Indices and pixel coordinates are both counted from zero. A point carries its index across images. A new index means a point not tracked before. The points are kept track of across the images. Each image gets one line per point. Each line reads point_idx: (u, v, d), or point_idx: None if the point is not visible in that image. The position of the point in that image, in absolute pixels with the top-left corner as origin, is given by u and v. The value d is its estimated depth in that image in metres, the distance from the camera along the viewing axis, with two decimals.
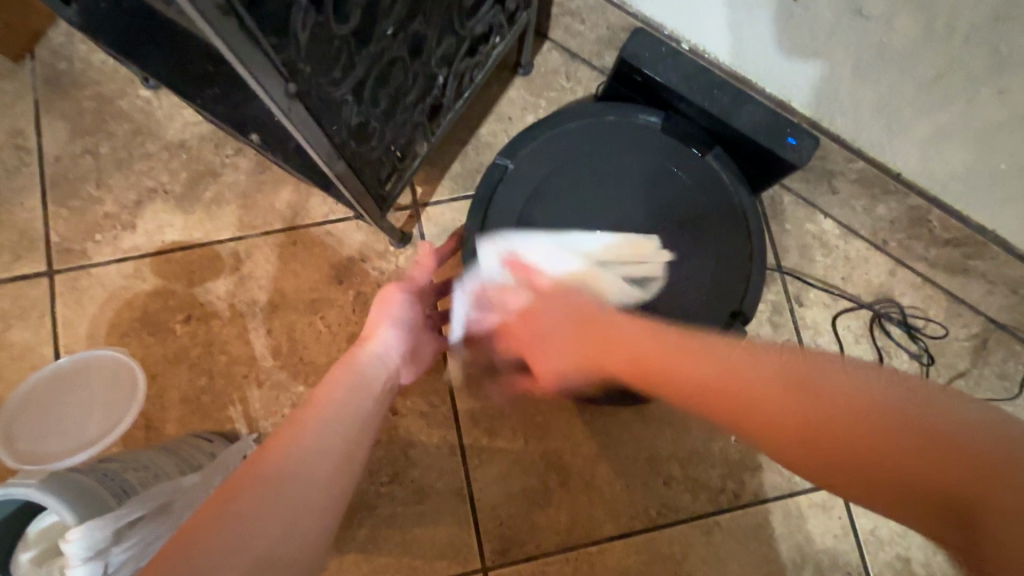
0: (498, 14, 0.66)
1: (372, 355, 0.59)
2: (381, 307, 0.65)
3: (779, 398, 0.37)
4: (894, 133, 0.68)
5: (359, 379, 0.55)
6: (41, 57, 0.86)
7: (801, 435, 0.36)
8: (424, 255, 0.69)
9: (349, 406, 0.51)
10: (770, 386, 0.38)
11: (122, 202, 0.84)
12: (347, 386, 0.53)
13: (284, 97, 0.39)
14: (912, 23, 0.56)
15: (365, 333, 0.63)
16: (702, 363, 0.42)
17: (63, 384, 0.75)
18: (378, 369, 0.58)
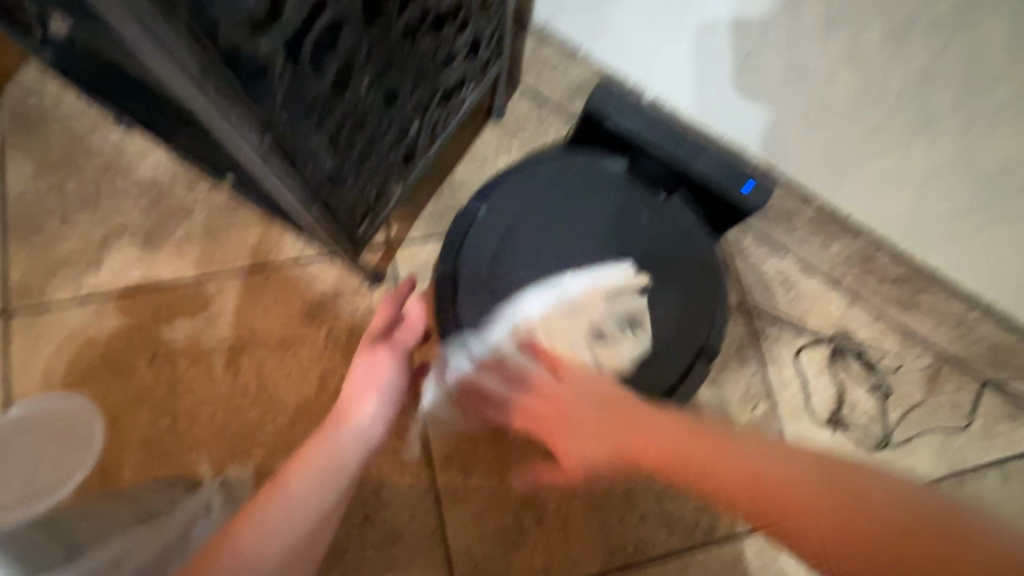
0: (470, 64, 0.69)
1: (352, 438, 0.56)
2: (369, 374, 0.58)
3: (831, 503, 0.42)
4: (842, 178, 0.74)
5: (330, 468, 0.54)
6: (10, 94, 0.85)
7: (857, 542, 0.40)
8: (415, 315, 0.61)
9: (312, 500, 0.52)
10: (809, 489, 0.43)
11: (87, 239, 0.83)
12: (315, 475, 0.53)
13: (259, 149, 0.40)
14: (848, 84, 0.61)
15: (349, 402, 0.58)
16: (734, 460, 0.47)
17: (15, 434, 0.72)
18: (355, 451, 0.56)
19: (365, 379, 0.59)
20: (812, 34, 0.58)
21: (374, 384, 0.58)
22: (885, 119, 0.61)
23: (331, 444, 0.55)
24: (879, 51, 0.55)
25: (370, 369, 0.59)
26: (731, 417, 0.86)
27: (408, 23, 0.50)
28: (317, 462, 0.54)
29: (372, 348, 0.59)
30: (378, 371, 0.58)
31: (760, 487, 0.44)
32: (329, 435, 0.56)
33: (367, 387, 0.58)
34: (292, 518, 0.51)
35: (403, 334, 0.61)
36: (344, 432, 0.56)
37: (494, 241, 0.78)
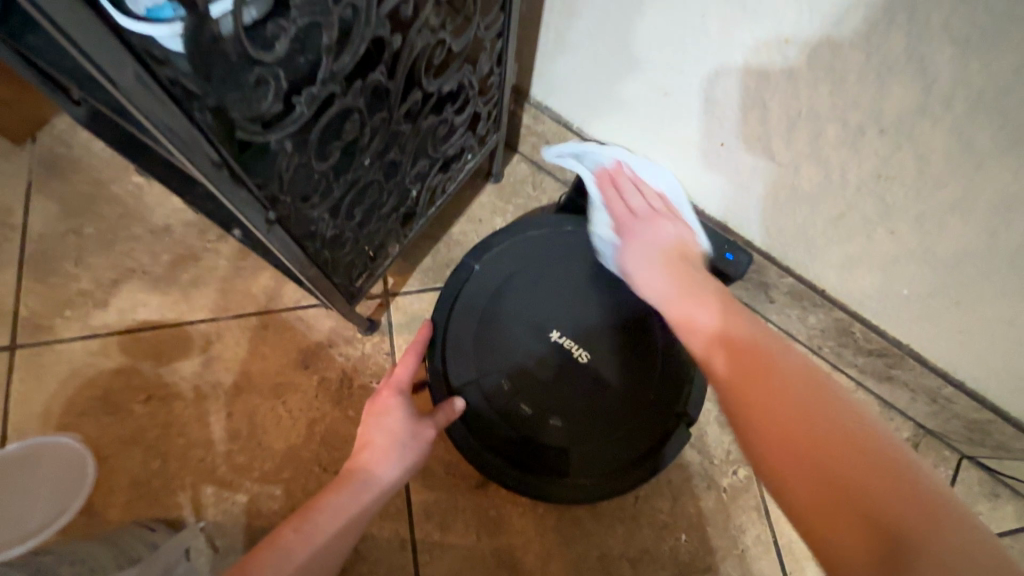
0: (468, 138, 0.75)
1: (377, 487, 0.61)
2: (401, 430, 0.65)
3: (805, 411, 0.46)
4: (813, 256, 0.79)
5: (351, 512, 0.58)
6: (43, 142, 0.92)
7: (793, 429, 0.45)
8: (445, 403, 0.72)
9: (326, 539, 0.56)
10: (806, 406, 0.46)
11: (99, 281, 0.87)
12: (342, 514, 0.58)
13: (264, 224, 0.44)
14: (814, 173, 0.66)
15: (368, 452, 0.63)
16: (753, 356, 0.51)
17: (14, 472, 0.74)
18: (371, 498, 0.61)
19: (396, 437, 0.65)
20: (780, 130, 0.65)
21: (408, 442, 0.65)
22: (849, 205, 0.67)
23: (358, 491, 0.60)
24: (840, 149, 0.61)
25: (404, 423, 0.66)
26: (712, 482, 0.86)
27: (409, 108, 0.55)
28: (342, 504, 0.59)
29: (396, 400, 0.67)
30: (413, 429, 0.66)
31: (802, 398, 0.46)
32: (356, 483, 0.60)
33: (395, 442, 0.64)
34: (309, 551, 0.54)
35: (439, 412, 0.70)
36: (370, 482, 0.61)
37: (483, 299, 0.81)
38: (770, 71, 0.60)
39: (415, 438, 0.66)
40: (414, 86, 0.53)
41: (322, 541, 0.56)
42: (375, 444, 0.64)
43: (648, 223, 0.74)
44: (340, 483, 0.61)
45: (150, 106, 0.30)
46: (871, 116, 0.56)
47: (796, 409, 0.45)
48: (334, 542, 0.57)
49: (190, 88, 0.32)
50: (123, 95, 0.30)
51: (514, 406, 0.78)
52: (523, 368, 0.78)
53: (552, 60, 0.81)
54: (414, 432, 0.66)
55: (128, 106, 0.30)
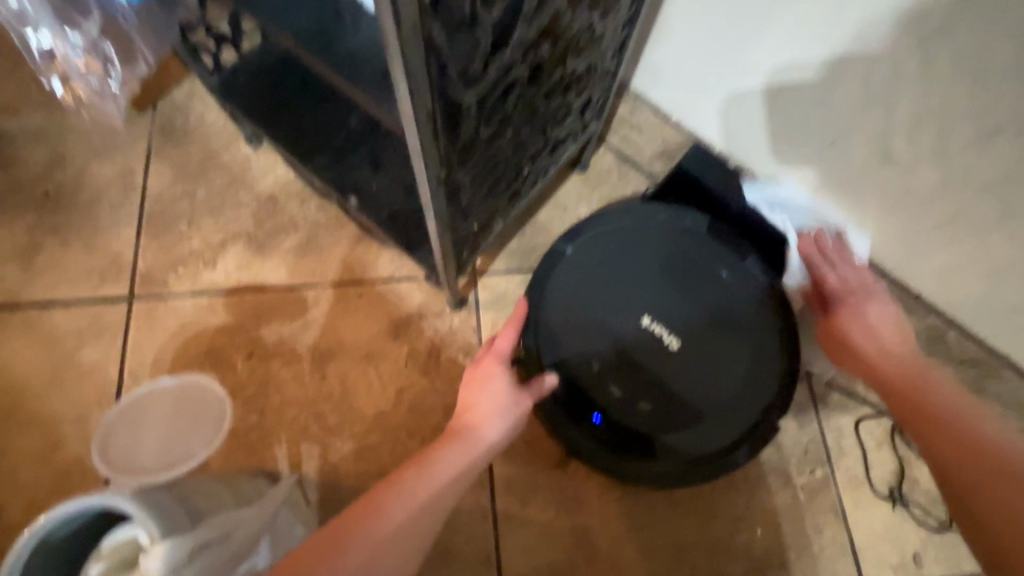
0: (577, 123, 0.77)
1: (483, 446, 0.63)
2: (502, 395, 0.67)
3: (943, 434, 0.61)
4: (914, 260, 0.79)
5: (462, 466, 0.60)
6: (162, 110, 0.97)
7: (951, 445, 0.60)
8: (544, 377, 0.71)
9: (441, 491, 0.58)
10: (959, 441, 0.59)
11: (207, 242, 0.92)
12: (453, 469, 0.60)
13: (435, 182, 0.47)
14: (934, 173, 0.67)
15: (474, 413, 0.65)
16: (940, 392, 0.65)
17: (140, 412, 0.82)
18: (478, 456, 0.62)
19: (497, 402, 0.66)
20: (903, 126, 0.66)
21: (509, 407, 0.67)
22: (968, 207, 0.67)
23: (467, 447, 0.62)
24: (966, 149, 0.62)
25: (506, 390, 0.67)
26: (789, 480, 0.86)
27: (551, 85, 0.58)
28: (453, 459, 0.61)
29: (495, 364, 0.68)
30: (513, 396, 0.67)
31: (975, 446, 0.58)
32: (465, 440, 0.63)
33: (499, 406, 0.66)
34: (426, 499, 0.57)
35: (536, 384, 0.70)
36: (476, 441, 0.63)
37: (576, 281, 0.83)
38: (902, 67, 0.61)
39: (513, 404, 0.67)
40: (561, 63, 0.56)
41: (436, 491, 0.58)
42: (480, 405, 0.66)
43: (869, 300, 0.76)
44: (449, 438, 0.63)
45: (410, 53, 0.33)
46: (1009, 114, 0.57)
47: (944, 425, 0.61)
48: (446, 494, 0.59)
49: (434, 41, 0.35)
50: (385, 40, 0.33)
51: (604, 387, 0.79)
52: (614, 350, 0.80)
53: (664, 50, 0.83)
54: (514, 399, 0.67)
55: (387, 50, 0.33)
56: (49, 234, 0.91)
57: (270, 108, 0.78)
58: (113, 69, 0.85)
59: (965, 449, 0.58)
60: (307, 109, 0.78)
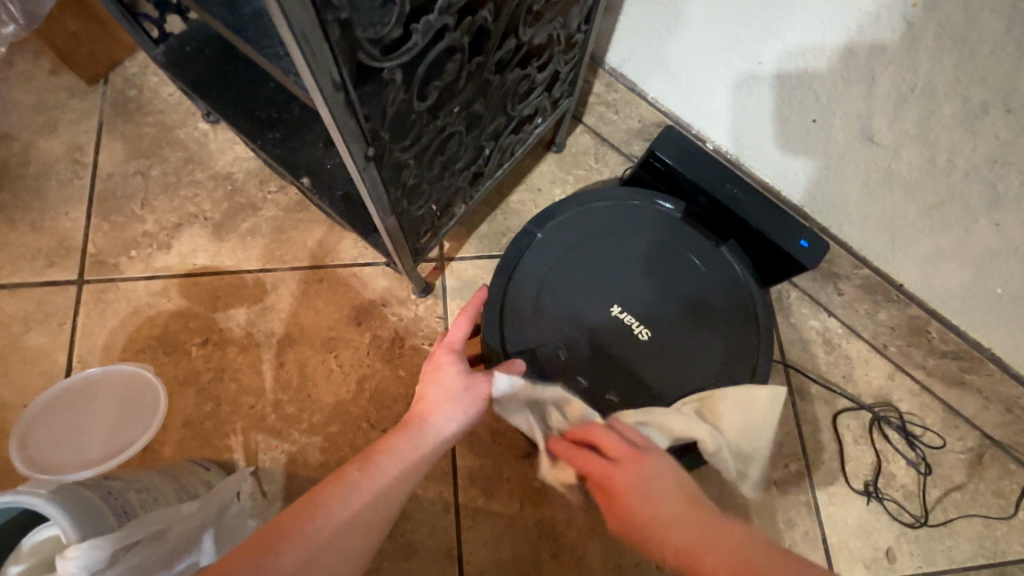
0: (544, 99, 0.72)
1: (435, 438, 0.60)
2: (453, 383, 0.63)
3: (668, 536, 0.56)
4: (898, 248, 0.76)
5: (411, 460, 0.57)
6: (113, 84, 0.92)
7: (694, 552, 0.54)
8: (500, 371, 0.67)
9: (391, 487, 0.55)
10: (685, 535, 0.55)
11: (162, 223, 0.88)
12: (401, 462, 0.57)
13: (363, 159, 0.44)
14: (917, 155, 0.63)
15: (425, 406, 0.62)
16: (644, 504, 0.58)
17: (72, 404, 0.78)
18: (432, 450, 0.59)
19: (448, 391, 0.63)
20: (886, 105, 0.62)
21: (462, 395, 0.63)
22: (951, 192, 0.63)
23: (417, 437, 0.59)
24: (952, 130, 0.58)
25: (457, 379, 0.64)
26: (762, 474, 0.84)
27: (503, 56, 0.53)
28: (402, 453, 0.57)
29: (447, 355, 0.65)
30: (466, 382, 0.64)
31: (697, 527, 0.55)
32: (416, 431, 0.59)
33: (449, 396, 0.62)
34: (372, 497, 0.54)
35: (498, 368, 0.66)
36: (427, 433, 0.59)
37: (543, 267, 0.80)
38: (886, 39, 0.57)
39: (467, 390, 0.63)
40: (513, 31, 0.51)
41: (383, 487, 0.55)
42: (430, 397, 0.63)
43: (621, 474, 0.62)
44: (400, 428, 0.60)
45: (293, 11, 0.30)
46: (997, 92, 0.53)
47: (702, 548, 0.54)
48: (394, 489, 0.55)
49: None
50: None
51: (570, 378, 0.76)
52: (582, 340, 0.77)
53: (638, 22, 0.78)
54: (466, 387, 0.64)
55: (269, 7, 0.30)
56: None
57: (215, 80, 0.72)
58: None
59: (686, 540, 0.55)
60: (255, 81, 0.73)
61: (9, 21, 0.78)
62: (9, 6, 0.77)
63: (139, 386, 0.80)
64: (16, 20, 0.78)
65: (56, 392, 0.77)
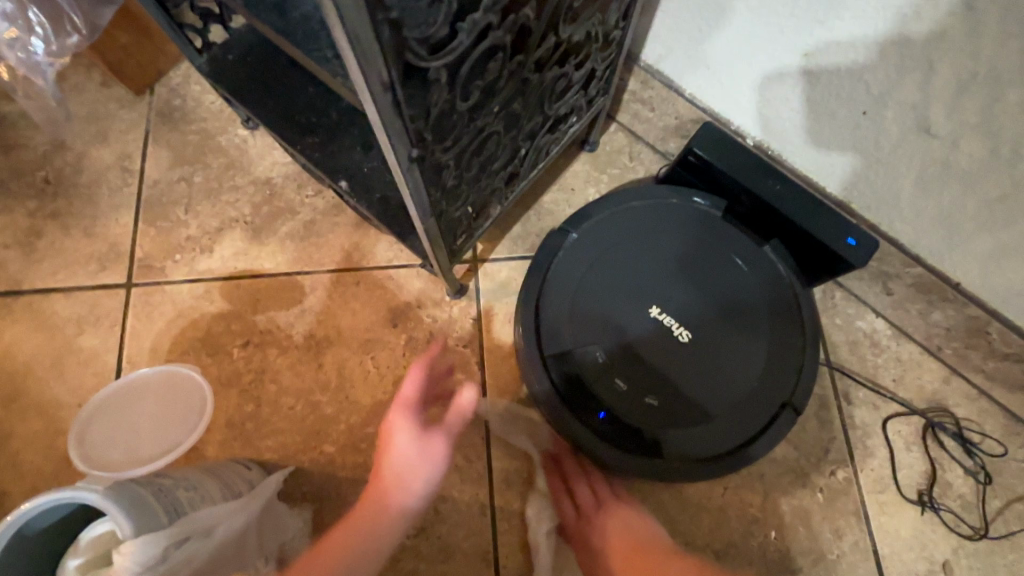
0: (580, 98, 0.71)
1: (398, 513, 0.59)
2: (405, 452, 0.61)
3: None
4: (954, 244, 0.72)
5: (375, 538, 0.57)
6: (159, 94, 0.95)
7: None
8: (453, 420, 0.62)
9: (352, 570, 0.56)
10: None
11: (204, 228, 0.90)
12: (364, 545, 0.57)
13: (406, 161, 0.44)
14: (977, 145, 0.60)
15: (383, 480, 0.60)
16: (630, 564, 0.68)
17: (114, 416, 0.79)
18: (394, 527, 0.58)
19: (405, 460, 0.61)
20: (944, 94, 0.59)
21: (416, 459, 0.61)
22: (1016, 184, 0.60)
23: (377, 516, 0.58)
24: (1018, 117, 0.55)
25: (411, 445, 0.61)
26: (808, 480, 0.81)
27: (542, 55, 0.53)
28: (364, 533, 0.57)
29: (398, 422, 0.63)
30: (419, 446, 0.61)
31: None
32: (375, 508, 0.58)
33: (405, 466, 0.60)
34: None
35: (448, 414, 0.62)
36: (388, 508, 0.59)
37: (578, 268, 0.79)
38: (944, 26, 0.54)
39: (424, 449, 0.61)
40: (552, 29, 0.51)
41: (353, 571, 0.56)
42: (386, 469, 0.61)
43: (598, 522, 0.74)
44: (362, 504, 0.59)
45: (349, 15, 0.30)
46: None
47: None
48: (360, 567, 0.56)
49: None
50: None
51: (608, 381, 0.74)
52: (621, 340, 0.76)
53: (675, 18, 0.76)
54: (422, 451, 0.61)
55: (324, 8, 0.30)
56: (50, 221, 0.90)
57: (256, 87, 0.74)
58: (50, 44, 0.74)
59: None
60: (296, 88, 0.74)
61: (72, 31, 0.76)
62: (73, 17, 0.75)
63: (164, 383, 0.81)
64: (82, 31, 0.76)
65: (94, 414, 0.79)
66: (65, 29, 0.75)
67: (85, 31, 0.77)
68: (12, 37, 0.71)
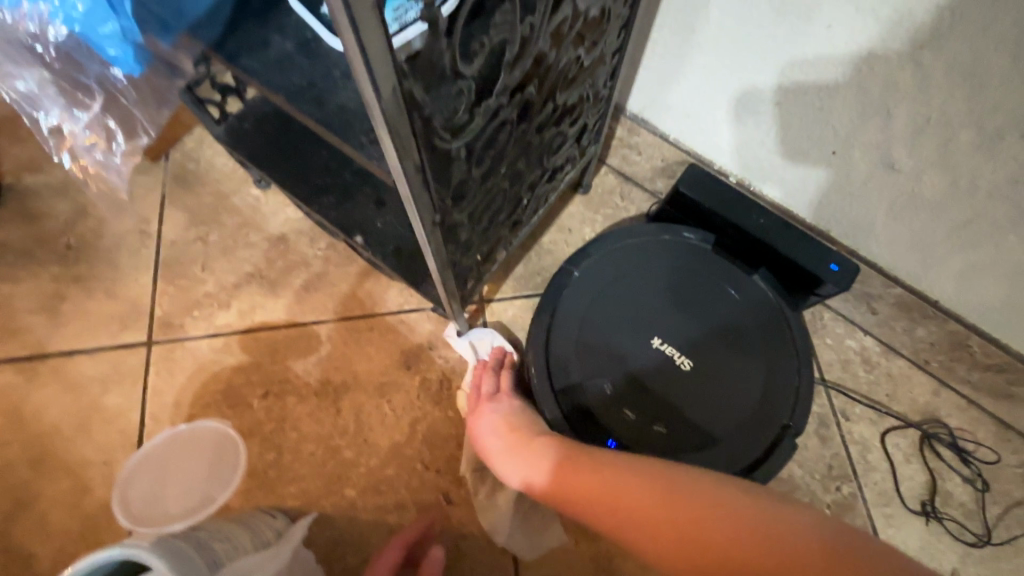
0: (574, 148, 0.77)
1: None
2: None
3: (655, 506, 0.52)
4: (929, 266, 0.78)
5: None
6: (175, 159, 1.01)
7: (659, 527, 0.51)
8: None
9: None
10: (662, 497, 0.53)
11: (221, 284, 0.94)
12: None
13: (429, 225, 0.49)
14: (938, 179, 0.66)
15: None
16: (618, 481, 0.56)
17: (148, 481, 0.83)
18: None
19: None
20: (903, 135, 0.65)
21: None
22: (977, 212, 0.66)
23: None
24: (971, 154, 0.62)
25: None
26: (815, 497, 0.84)
27: (542, 119, 0.59)
28: None
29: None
30: None
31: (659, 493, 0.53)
32: None
33: None
34: None
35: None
36: None
37: (580, 304, 0.83)
38: (897, 78, 0.61)
39: None
40: (551, 97, 0.57)
41: None
42: None
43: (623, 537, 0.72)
44: None
45: (390, 114, 0.36)
46: (1010, 119, 0.57)
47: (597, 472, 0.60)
48: None
49: (416, 99, 0.37)
50: (368, 102, 0.36)
51: (616, 412, 0.78)
52: (626, 372, 0.80)
53: (655, 73, 0.83)
54: None
55: (370, 112, 0.36)
56: (73, 285, 0.94)
57: (271, 152, 0.79)
58: (118, 144, 0.71)
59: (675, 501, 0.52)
60: (311, 152, 0.80)
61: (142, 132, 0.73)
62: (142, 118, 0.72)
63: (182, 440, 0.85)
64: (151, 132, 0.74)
65: (131, 482, 0.83)
66: (137, 132, 0.72)
67: (154, 132, 0.75)
68: (92, 141, 0.69)
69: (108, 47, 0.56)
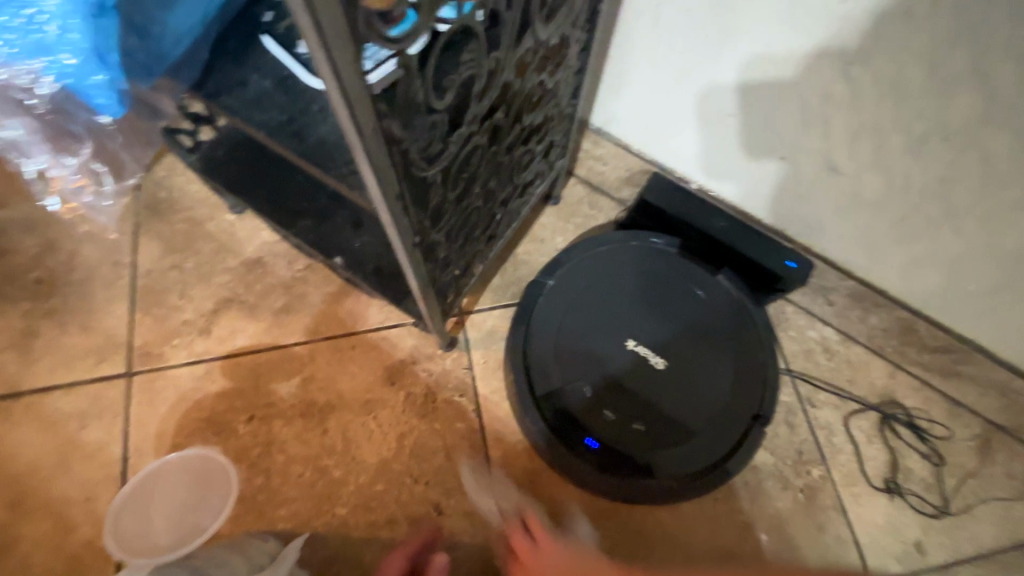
0: (543, 164, 0.81)
1: None
2: None
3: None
4: (875, 259, 0.84)
5: None
6: (146, 188, 1.00)
7: None
8: None
9: None
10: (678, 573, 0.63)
11: (200, 310, 0.94)
12: None
13: (410, 246, 0.52)
14: (876, 180, 0.72)
15: None
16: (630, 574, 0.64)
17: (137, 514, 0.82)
18: None
19: None
20: (842, 141, 0.71)
21: None
22: (911, 208, 0.72)
23: None
24: (902, 157, 0.68)
25: None
26: (788, 482, 0.89)
27: (511, 140, 0.62)
28: None
29: None
30: None
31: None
32: None
33: None
34: None
35: None
36: None
37: (557, 312, 0.87)
38: (832, 91, 0.67)
39: None
40: (518, 120, 0.60)
41: None
42: None
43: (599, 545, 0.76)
44: None
45: (372, 149, 0.38)
46: (932, 124, 0.63)
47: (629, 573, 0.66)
48: None
49: (394, 134, 0.40)
50: (350, 140, 0.38)
51: (596, 413, 0.81)
52: (604, 374, 0.83)
53: (615, 90, 0.88)
54: None
55: (352, 148, 0.38)
56: (45, 320, 0.93)
57: (246, 179, 0.80)
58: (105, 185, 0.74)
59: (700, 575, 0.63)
60: (286, 177, 0.81)
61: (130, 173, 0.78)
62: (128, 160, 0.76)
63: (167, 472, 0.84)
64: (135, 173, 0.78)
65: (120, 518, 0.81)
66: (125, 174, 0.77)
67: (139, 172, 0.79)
68: (81, 184, 0.72)
69: (96, 98, 0.50)
